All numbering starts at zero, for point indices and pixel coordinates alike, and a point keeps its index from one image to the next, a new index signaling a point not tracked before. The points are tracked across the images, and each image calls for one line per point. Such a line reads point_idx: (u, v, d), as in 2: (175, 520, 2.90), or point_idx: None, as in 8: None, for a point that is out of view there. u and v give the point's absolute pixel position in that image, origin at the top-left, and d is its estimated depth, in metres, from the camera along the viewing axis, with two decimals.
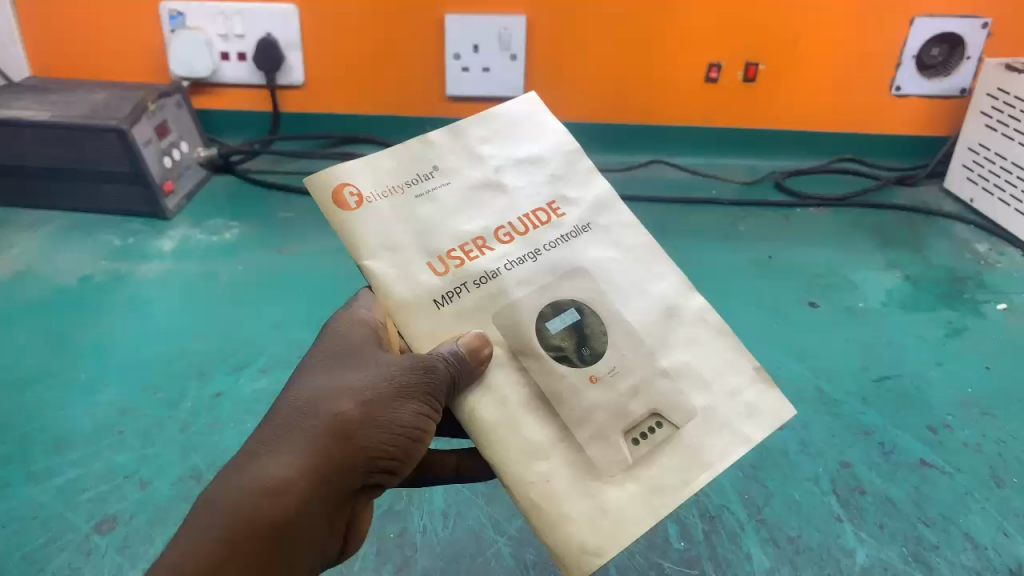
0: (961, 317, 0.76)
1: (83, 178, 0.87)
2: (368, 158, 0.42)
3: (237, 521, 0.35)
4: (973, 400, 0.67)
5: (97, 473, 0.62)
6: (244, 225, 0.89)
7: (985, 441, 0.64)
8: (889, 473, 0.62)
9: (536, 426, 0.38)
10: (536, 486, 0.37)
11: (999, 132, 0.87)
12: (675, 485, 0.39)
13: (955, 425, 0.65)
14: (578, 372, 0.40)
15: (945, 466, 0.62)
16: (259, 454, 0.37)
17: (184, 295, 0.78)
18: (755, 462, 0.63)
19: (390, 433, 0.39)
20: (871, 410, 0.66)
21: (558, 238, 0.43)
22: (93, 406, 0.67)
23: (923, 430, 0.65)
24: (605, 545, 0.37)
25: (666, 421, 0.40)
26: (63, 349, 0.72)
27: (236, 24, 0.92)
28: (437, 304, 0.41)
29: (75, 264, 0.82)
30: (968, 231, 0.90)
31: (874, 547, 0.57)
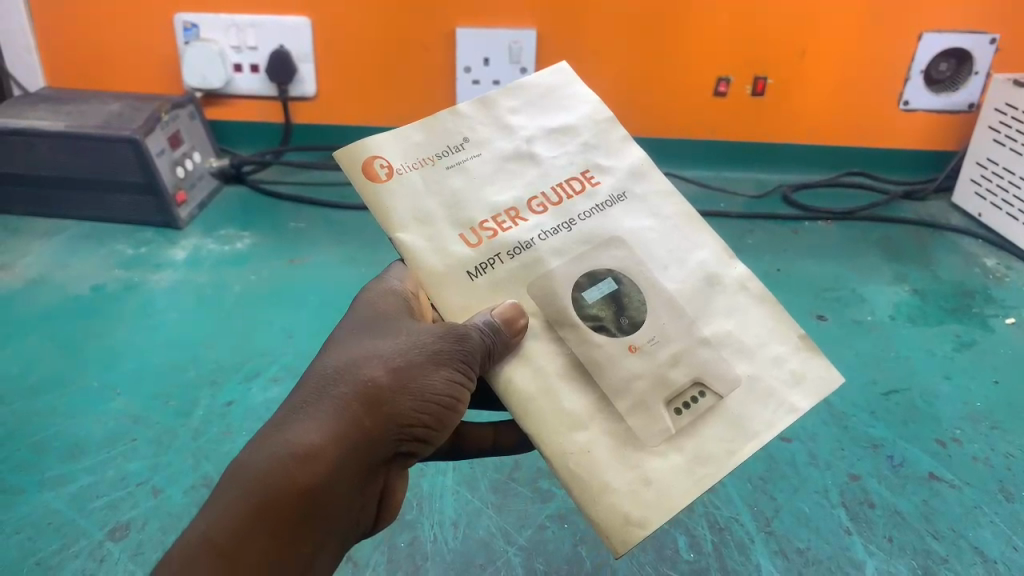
0: (969, 331, 0.76)
1: (98, 189, 0.88)
2: (397, 131, 0.43)
3: (263, 489, 0.34)
4: (981, 414, 0.67)
5: (110, 480, 0.62)
6: (256, 235, 0.89)
7: (994, 455, 0.63)
8: (898, 486, 0.61)
9: (574, 395, 0.38)
10: (576, 457, 0.37)
11: (1008, 146, 0.87)
12: (720, 455, 0.39)
13: (963, 439, 0.64)
14: (615, 342, 0.40)
15: (953, 480, 0.61)
16: (287, 421, 0.36)
17: (197, 304, 0.79)
18: (764, 474, 0.63)
19: (421, 401, 0.38)
20: (880, 424, 0.66)
21: (593, 208, 0.43)
22: (105, 415, 0.67)
23: (931, 443, 0.64)
24: (648, 516, 0.37)
25: (710, 390, 0.40)
26: (76, 357, 0.72)
27: (249, 36, 0.93)
28: (471, 275, 0.41)
29: (88, 273, 0.82)
30: (977, 245, 0.89)
31: (883, 560, 0.56)
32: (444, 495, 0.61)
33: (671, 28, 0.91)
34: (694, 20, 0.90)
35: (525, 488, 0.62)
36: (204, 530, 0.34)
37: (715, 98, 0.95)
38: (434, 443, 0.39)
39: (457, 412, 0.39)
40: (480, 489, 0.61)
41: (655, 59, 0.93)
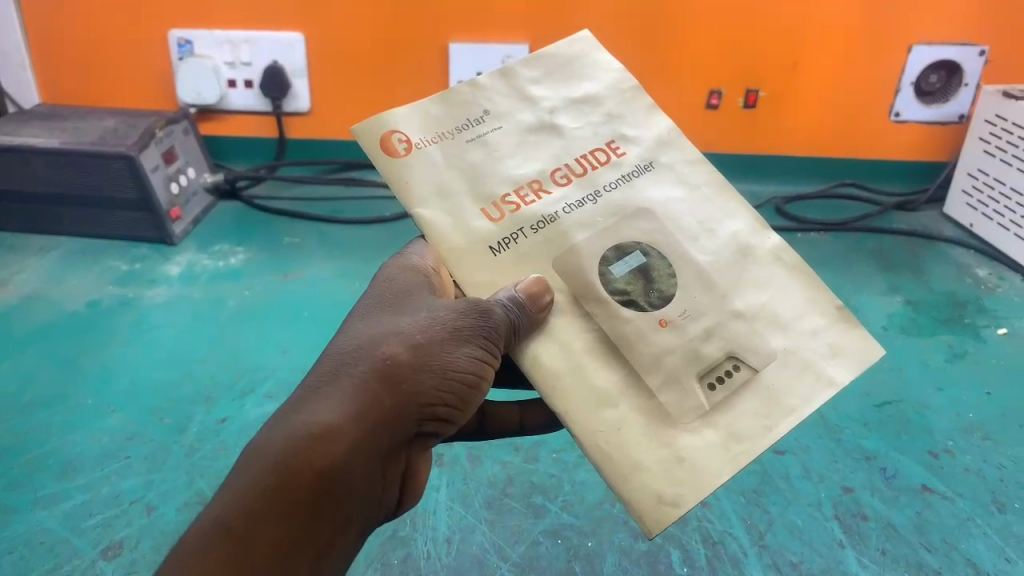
0: (961, 341, 0.75)
1: (92, 205, 0.87)
2: (417, 106, 0.44)
3: (284, 467, 0.34)
4: (974, 425, 0.66)
5: (103, 498, 0.61)
6: (249, 250, 0.88)
7: (986, 466, 0.63)
8: (891, 499, 0.60)
9: (603, 372, 0.38)
10: (605, 435, 0.37)
11: (998, 157, 0.87)
12: (756, 431, 0.38)
13: (956, 451, 0.64)
14: (645, 316, 0.39)
15: (946, 492, 0.61)
16: (306, 401, 0.36)
17: (192, 320, 0.78)
18: (757, 487, 0.62)
19: (443, 378, 0.38)
20: (874, 436, 0.65)
21: (619, 178, 0.43)
22: (100, 432, 0.66)
23: (924, 455, 0.64)
24: (682, 494, 0.36)
25: (744, 363, 0.40)
26: (71, 373, 0.71)
27: (244, 52, 0.93)
28: (494, 251, 0.41)
29: (82, 289, 0.82)
30: (969, 255, 0.88)
31: (877, 573, 0.55)
32: (438, 510, 0.60)
33: (666, 39, 0.91)
34: (688, 32, 0.90)
35: (519, 504, 0.61)
36: (220, 516, 0.33)
37: (706, 110, 0.95)
38: (455, 423, 0.39)
39: (477, 391, 0.40)
40: (474, 505, 0.61)
41: (650, 70, 0.93)
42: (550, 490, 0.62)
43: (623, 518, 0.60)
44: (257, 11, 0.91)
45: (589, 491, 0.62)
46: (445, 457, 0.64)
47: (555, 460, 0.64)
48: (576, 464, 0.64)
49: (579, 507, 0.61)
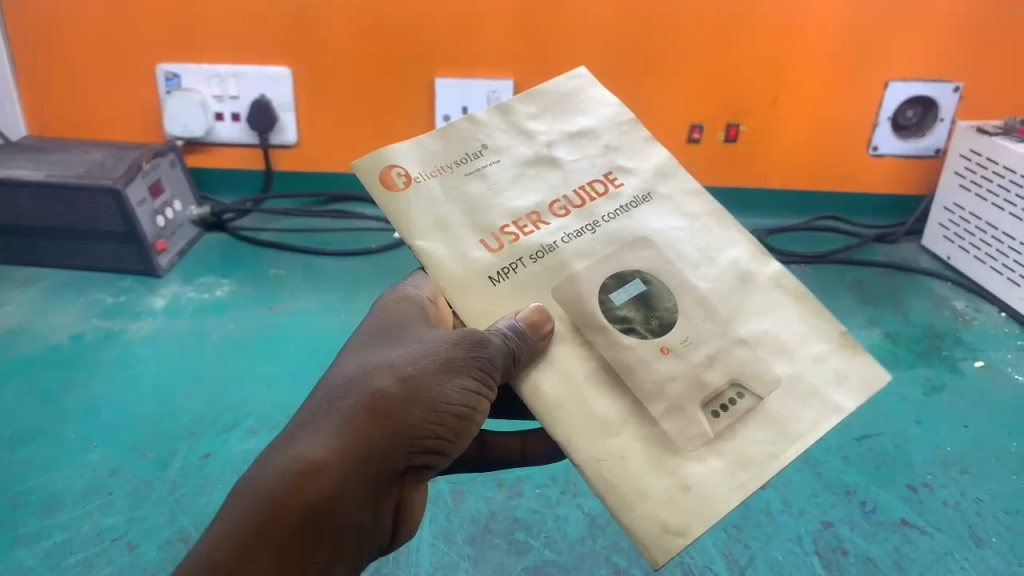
0: (939, 375, 0.75)
1: (77, 237, 0.87)
2: (415, 142, 0.44)
3: (268, 506, 0.34)
4: (953, 458, 0.66)
5: (84, 536, 0.59)
6: (235, 283, 0.88)
7: (965, 499, 0.63)
8: (871, 533, 0.60)
9: (604, 401, 0.38)
10: (608, 463, 0.37)
11: (973, 192, 0.88)
12: (761, 459, 0.38)
13: (935, 484, 0.64)
14: (646, 344, 0.40)
15: (925, 526, 0.61)
16: (293, 437, 0.36)
17: (177, 354, 0.77)
18: (738, 522, 0.62)
19: (434, 411, 0.37)
20: (853, 469, 0.66)
21: (617, 209, 0.44)
22: (83, 468, 0.65)
23: (903, 488, 0.64)
24: (688, 524, 0.36)
25: (748, 391, 0.39)
26: (54, 409, 0.70)
27: (231, 85, 0.93)
28: (493, 281, 0.41)
29: (67, 322, 0.81)
30: (947, 288, 0.89)
31: None
32: (421, 547, 0.59)
33: (653, 72, 0.92)
34: (671, 67, 0.92)
35: (502, 540, 0.60)
36: (205, 552, 0.34)
37: (687, 144, 0.96)
38: (450, 456, 0.39)
39: (472, 423, 0.39)
40: (457, 541, 0.60)
41: (636, 105, 0.94)
42: (533, 527, 0.61)
43: (606, 554, 0.60)
44: (245, 45, 0.92)
45: (571, 527, 0.62)
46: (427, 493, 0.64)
47: (538, 495, 0.64)
48: (559, 500, 0.64)
49: (561, 544, 0.60)
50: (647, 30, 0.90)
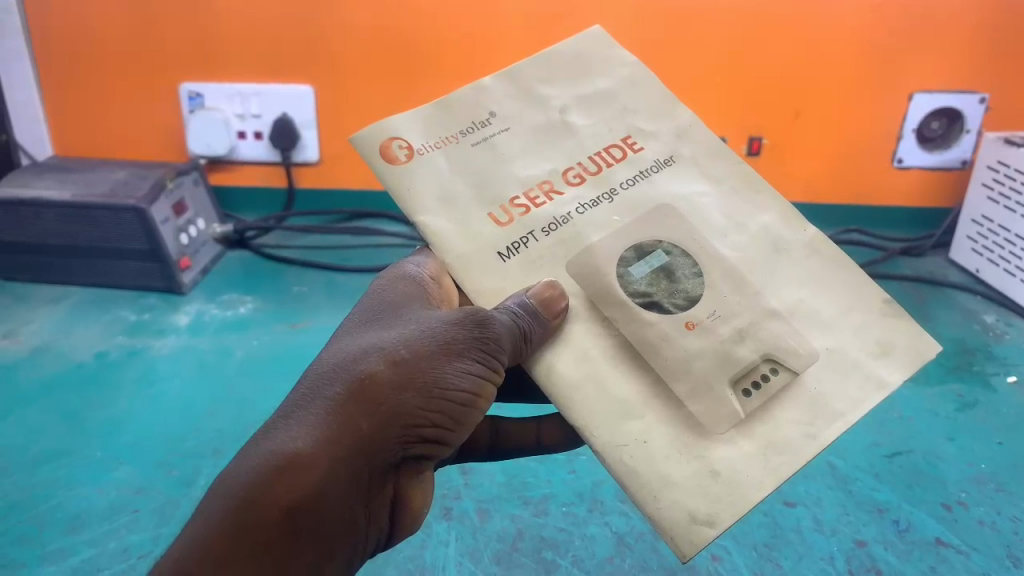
0: (970, 390, 0.73)
1: (102, 256, 0.87)
2: (419, 112, 0.44)
3: (247, 503, 0.33)
4: (988, 476, 0.64)
5: (111, 553, 0.59)
6: (258, 299, 0.88)
7: (1002, 518, 0.61)
8: (905, 553, 0.58)
9: (623, 381, 0.38)
10: (630, 449, 0.36)
11: (1002, 205, 0.86)
12: (799, 440, 0.37)
13: (970, 502, 0.62)
14: (671, 320, 0.38)
15: (961, 545, 0.59)
16: (276, 429, 0.36)
17: (199, 371, 0.77)
18: (768, 541, 0.60)
19: (429, 397, 0.37)
20: (884, 487, 0.64)
21: (635, 175, 0.43)
22: (108, 485, 0.64)
23: (937, 507, 0.62)
24: (717, 514, 0.35)
25: (783, 367, 0.38)
26: (78, 428, 0.70)
27: (253, 104, 0.94)
28: (503, 257, 0.41)
29: (92, 340, 0.81)
30: (976, 302, 0.87)
31: None
32: (448, 566, 0.58)
33: (673, 85, 0.91)
34: (691, 80, 0.91)
35: (528, 559, 0.59)
36: (175, 556, 0.33)
37: None
38: (446, 444, 0.38)
39: (469, 409, 0.38)
40: (484, 561, 0.59)
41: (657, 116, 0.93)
42: (561, 545, 0.60)
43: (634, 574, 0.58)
44: (267, 64, 0.92)
45: (599, 545, 0.60)
46: (452, 511, 0.63)
47: (565, 514, 0.63)
48: (586, 518, 0.62)
49: (590, 562, 0.59)
50: (668, 42, 0.89)
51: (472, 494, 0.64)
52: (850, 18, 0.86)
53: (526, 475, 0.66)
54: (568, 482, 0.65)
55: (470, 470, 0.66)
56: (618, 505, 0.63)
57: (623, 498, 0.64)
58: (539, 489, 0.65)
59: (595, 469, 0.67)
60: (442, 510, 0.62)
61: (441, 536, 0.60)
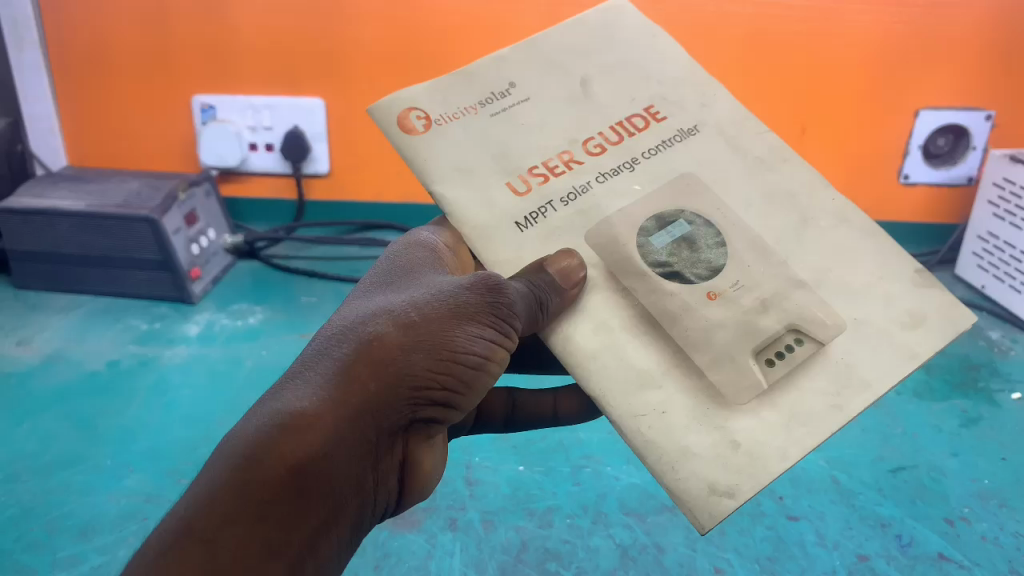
0: (975, 406, 0.72)
1: (115, 265, 0.88)
2: (438, 85, 0.45)
3: (250, 462, 0.33)
4: (991, 491, 0.63)
5: (121, 560, 0.59)
6: (267, 309, 0.88)
7: (1004, 534, 0.60)
8: (908, 567, 0.58)
9: (641, 350, 0.38)
10: (649, 419, 0.36)
11: (1008, 221, 0.85)
12: (825, 412, 0.37)
13: (973, 518, 0.61)
14: (694, 289, 0.39)
15: (964, 560, 0.58)
16: (284, 389, 0.36)
17: (209, 380, 0.77)
18: (772, 554, 0.60)
19: (438, 359, 0.37)
20: (888, 501, 0.63)
21: (658, 143, 0.44)
22: (119, 492, 0.64)
23: (940, 522, 0.61)
24: (738, 485, 0.35)
25: (807, 337, 0.39)
26: (90, 436, 0.70)
27: (264, 117, 0.95)
28: (521, 227, 0.42)
29: (103, 348, 0.81)
30: (982, 317, 0.87)
31: None
32: None
33: None
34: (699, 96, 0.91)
35: (533, 570, 0.59)
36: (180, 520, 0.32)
37: None
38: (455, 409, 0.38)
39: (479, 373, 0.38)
40: (489, 571, 0.58)
41: None
42: (564, 556, 0.60)
43: None
44: (278, 78, 0.93)
45: (603, 557, 0.60)
46: (457, 522, 0.62)
47: (570, 525, 0.62)
48: (590, 530, 0.62)
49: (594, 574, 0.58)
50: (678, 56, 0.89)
51: (478, 505, 0.64)
52: (860, 32, 0.86)
53: (531, 486, 0.66)
54: (573, 494, 0.65)
55: (476, 482, 0.66)
56: (622, 518, 0.63)
57: (628, 510, 0.64)
58: (544, 500, 0.64)
59: (599, 481, 0.66)
60: (448, 520, 0.62)
61: (447, 547, 0.60)
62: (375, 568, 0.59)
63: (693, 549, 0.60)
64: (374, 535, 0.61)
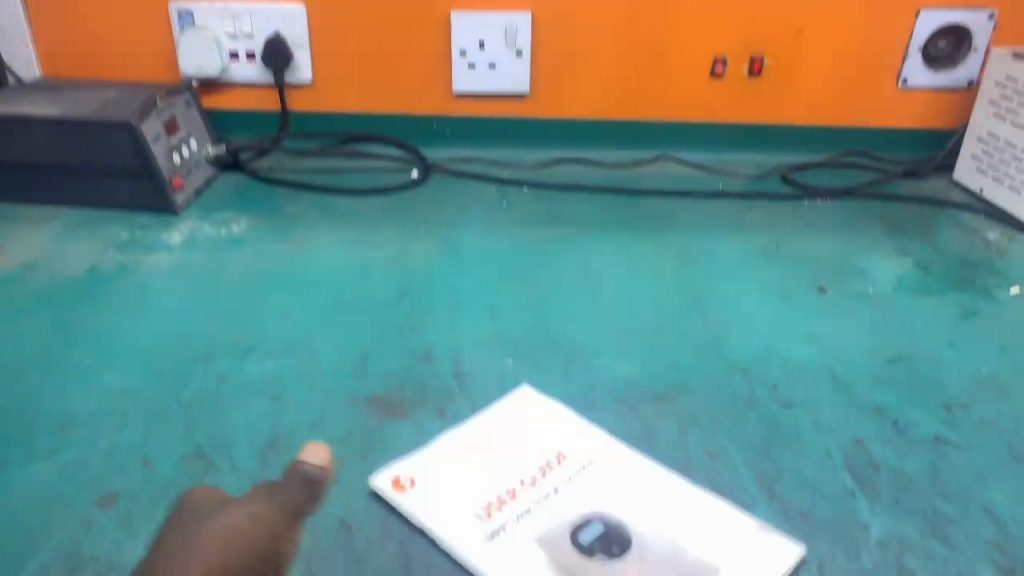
0: (972, 301, 0.76)
1: (95, 176, 0.87)
2: None
3: None
4: (988, 379, 0.66)
5: (98, 454, 0.58)
6: (251, 219, 0.88)
7: (1001, 418, 0.62)
8: (905, 448, 0.59)
9: None
10: None
11: (1008, 121, 0.86)
12: None
13: (970, 404, 0.63)
14: None
15: (959, 441, 0.60)
16: None
17: (194, 289, 0.77)
18: (766, 439, 0.60)
19: None
20: (886, 392, 0.65)
21: None
22: (98, 392, 0.64)
23: (938, 409, 0.63)
24: None
25: None
26: (71, 340, 0.70)
27: (245, 23, 0.92)
28: None
29: (82, 256, 0.82)
30: (979, 220, 0.89)
31: (889, 519, 0.53)
32: None
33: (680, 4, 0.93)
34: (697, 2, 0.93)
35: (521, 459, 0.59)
36: None
37: (710, 79, 0.97)
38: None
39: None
40: None
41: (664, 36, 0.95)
42: None
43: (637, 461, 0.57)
44: None
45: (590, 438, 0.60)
46: (448, 412, 0.63)
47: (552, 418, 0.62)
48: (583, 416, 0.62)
49: None
50: None
51: (467, 398, 0.64)
52: None
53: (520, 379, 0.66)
54: (568, 386, 0.66)
55: (466, 376, 0.66)
56: (616, 408, 0.63)
57: (620, 399, 0.64)
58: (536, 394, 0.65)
59: (589, 375, 0.67)
60: (438, 411, 0.62)
61: (436, 435, 0.60)
62: (363, 457, 0.58)
63: (687, 435, 0.60)
64: (360, 425, 0.61)
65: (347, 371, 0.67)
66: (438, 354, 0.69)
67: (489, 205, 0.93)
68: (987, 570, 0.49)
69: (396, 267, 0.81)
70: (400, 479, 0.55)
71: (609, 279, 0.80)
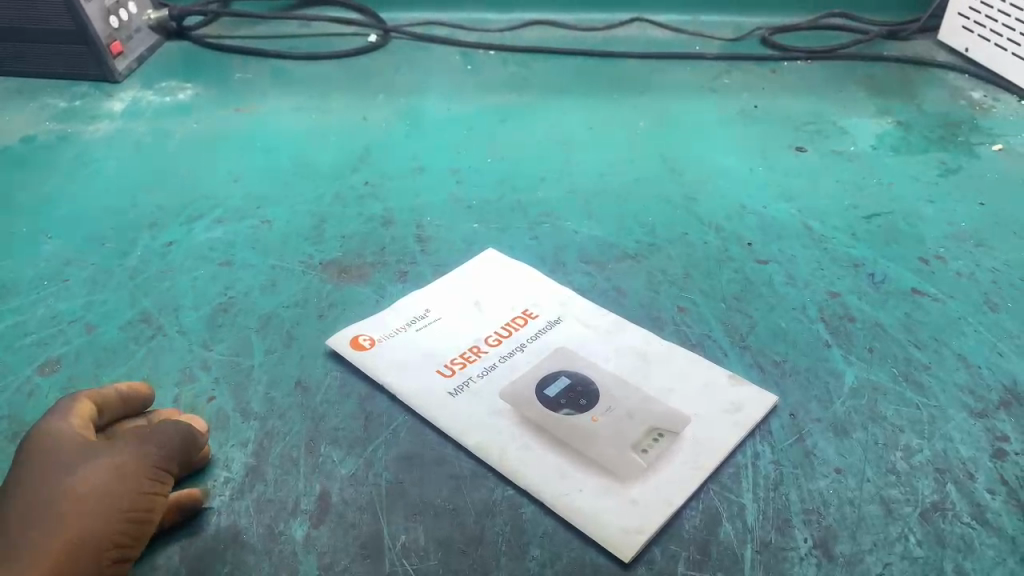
0: (955, 158, 0.68)
1: (24, 40, 0.77)
2: None
3: None
4: (968, 233, 0.60)
5: (38, 319, 0.52)
6: (199, 87, 0.79)
7: (979, 270, 0.56)
8: (880, 301, 0.53)
9: None
10: None
11: None
12: None
13: (948, 257, 0.57)
14: None
15: (937, 293, 0.54)
16: None
17: (138, 154, 0.69)
18: (738, 294, 0.54)
19: None
20: (861, 244, 0.59)
21: None
22: (37, 257, 0.57)
23: (913, 262, 0.57)
24: None
25: None
26: (6, 207, 0.62)
27: None
28: None
29: (15, 125, 0.73)
30: (964, 80, 0.80)
31: (865, 369, 0.48)
32: None
33: None
34: None
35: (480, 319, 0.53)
36: None
37: None
38: (133, 549, 0.35)
39: (156, 493, 0.36)
40: None
41: None
42: None
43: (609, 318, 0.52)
44: None
45: (557, 293, 0.54)
46: (409, 273, 0.56)
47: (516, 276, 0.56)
48: (547, 275, 0.56)
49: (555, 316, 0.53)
50: None
51: (428, 258, 0.58)
52: None
53: (485, 241, 0.60)
54: (530, 246, 0.59)
55: (428, 240, 0.60)
56: (580, 267, 0.57)
57: (586, 259, 0.58)
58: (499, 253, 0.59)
59: (558, 236, 0.60)
60: (397, 273, 0.56)
61: (400, 294, 0.54)
62: (319, 316, 0.52)
63: (656, 290, 0.55)
64: (315, 289, 0.54)
65: (298, 234, 0.60)
66: (398, 219, 0.62)
67: (449, 67, 0.83)
68: (961, 418, 0.45)
69: (353, 130, 0.73)
70: (360, 338, 0.50)
71: (589, 135, 0.72)
